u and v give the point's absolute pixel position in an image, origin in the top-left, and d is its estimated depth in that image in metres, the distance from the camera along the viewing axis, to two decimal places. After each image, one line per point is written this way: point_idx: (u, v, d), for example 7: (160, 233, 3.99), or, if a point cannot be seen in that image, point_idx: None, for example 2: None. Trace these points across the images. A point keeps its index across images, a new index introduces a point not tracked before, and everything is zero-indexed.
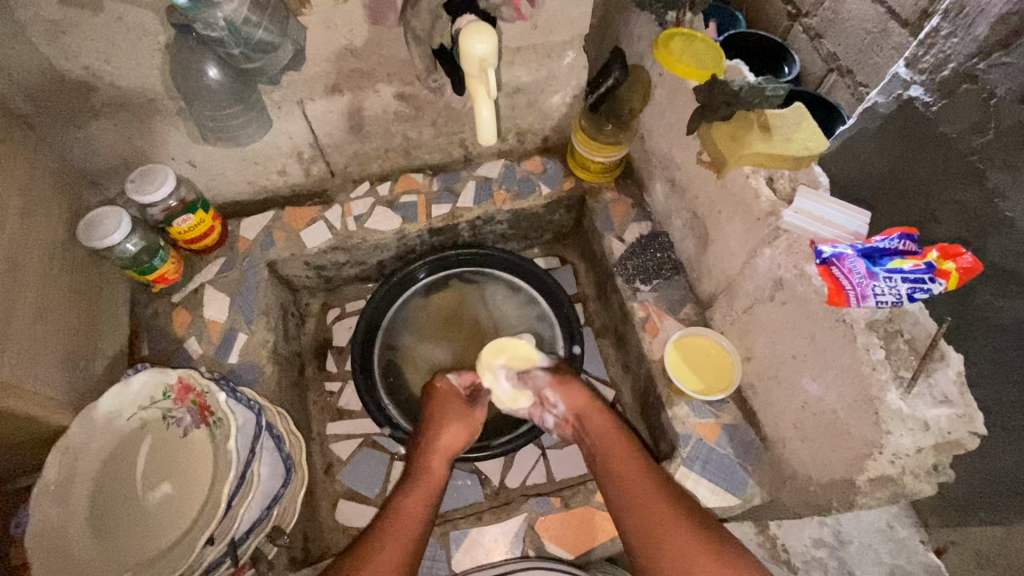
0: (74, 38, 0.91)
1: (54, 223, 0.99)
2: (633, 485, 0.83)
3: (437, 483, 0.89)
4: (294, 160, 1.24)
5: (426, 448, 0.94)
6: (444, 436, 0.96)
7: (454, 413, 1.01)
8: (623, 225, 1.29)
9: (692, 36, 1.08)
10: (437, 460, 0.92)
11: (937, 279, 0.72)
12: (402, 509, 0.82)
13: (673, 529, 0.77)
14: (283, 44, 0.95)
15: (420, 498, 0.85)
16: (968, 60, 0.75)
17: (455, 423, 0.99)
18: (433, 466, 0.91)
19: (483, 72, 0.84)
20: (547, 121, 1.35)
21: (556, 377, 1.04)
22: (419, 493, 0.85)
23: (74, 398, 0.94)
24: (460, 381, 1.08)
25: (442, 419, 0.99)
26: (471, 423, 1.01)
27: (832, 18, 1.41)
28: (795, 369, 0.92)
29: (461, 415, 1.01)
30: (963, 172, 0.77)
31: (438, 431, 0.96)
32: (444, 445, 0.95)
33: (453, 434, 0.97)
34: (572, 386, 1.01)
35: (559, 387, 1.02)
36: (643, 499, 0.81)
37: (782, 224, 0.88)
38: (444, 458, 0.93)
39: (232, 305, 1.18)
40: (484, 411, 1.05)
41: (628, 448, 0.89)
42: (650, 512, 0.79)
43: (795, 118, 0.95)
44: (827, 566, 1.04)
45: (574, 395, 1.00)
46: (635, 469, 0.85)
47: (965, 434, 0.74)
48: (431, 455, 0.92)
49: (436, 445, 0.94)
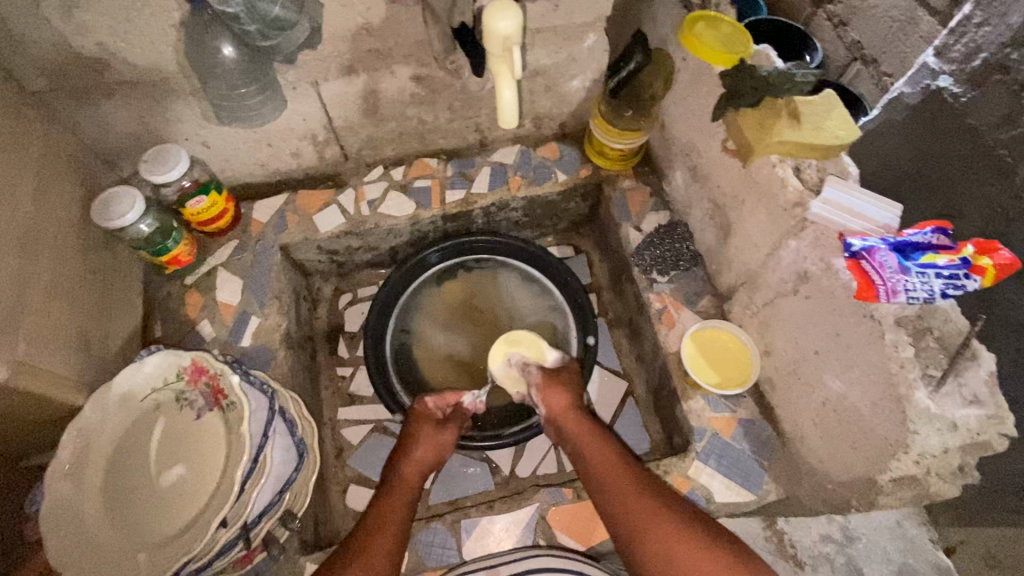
0: (87, 13, 0.89)
1: (67, 202, 0.98)
2: (620, 487, 0.82)
3: (411, 493, 0.86)
4: (308, 143, 1.23)
5: (397, 459, 0.91)
6: (416, 452, 0.92)
7: (427, 430, 0.95)
8: (640, 214, 1.26)
9: (717, 19, 1.04)
10: (411, 470, 0.89)
11: (972, 275, 0.69)
12: (378, 512, 0.82)
13: (660, 529, 0.75)
14: (299, 21, 0.93)
15: (399, 507, 0.83)
16: (1001, 50, 0.78)
17: (427, 438, 0.94)
18: (407, 477, 0.88)
19: (508, 51, 0.82)
20: (564, 105, 1.32)
21: (546, 381, 1.01)
22: (398, 502, 0.84)
23: (87, 377, 0.94)
24: (436, 399, 1.02)
25: (414, 432, 0.95)
26: (442, 438, 0.95)
27: (858, 5, 1.36)
28: (817, 365, 0.89)
29: (432, 431, 0.95)
30: (992, 165, 0.79)
31: (411, 443, 0.93)
32: (419, 458, 0.91)
33: (426, 448, 0.93)
34: (557, 392, 0.99)
35: (548, 393, 0.99)
36: (630, 498, 0.80)
37: (809, 215, 0.85)
38: (417, 467, 0.90)
39: (245, 288, 1.17)
40: (456, 428, 0.98)
41: (611, 454, 0.87)
42: (639, 511, 0.78)
43: (826, 106, 0.91)
44: (835, 564, 0.93)
45: (562, 402, 0.97)
46: (620, 472, 0.84)
47: (994, 435, 0.72)
48: (405, 465, 0.89)
49: (410, 457, 0.91)
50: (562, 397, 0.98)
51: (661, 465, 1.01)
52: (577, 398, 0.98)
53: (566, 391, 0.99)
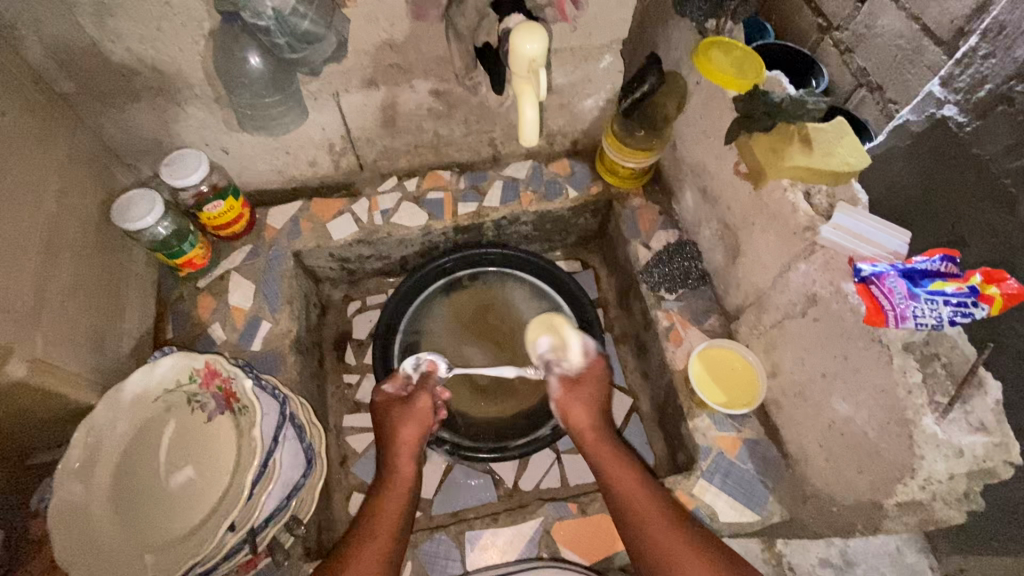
0: (119, 21, 0.91)
1: (88, 203, 1.00)
2: (633, 499, 0.82)
3: (409, 483, 0.86)
4: (325, 152, 1.25)
5: (387, 449, 0.89)
6: (402, 436, 0.90)
7: (405, 412, 0.93)
8: (650, 232, 1.28)
9: (731, 44, 1.06)
10: (405, 460, 0.88)
11: (980, 303, 0.71)
12: (377, 511, 0.81)
13: (676, 548, 0.76)
14: (327, 36, 0.95)
15: (396, 505, 0.82)
16: (1007, 81, 0.81)
17: (410, 420, 0.92)
18: (401, 468, 0.87)
19: (532, 73, 0.84)
20: (578, 123, 1.35)
21: (568, 388, 0.95)
22: (395, 498, 0.83)
23: (101, 377, 0.94)
24: (392, 384, 0.99)
25: (391, 420, 0.93)
26: (423, 414, 0.93)
27: (864, 32, 1.39)
28: (824, 388, 0.90)
29: (410, 411, 0.93)
30: (996, 195, 0.83)
31: (393, 431, 0.91)
32: (407, 441, 0.89)
33: (411, 428, 0.91)
34: (575, 402, 0.94)
35: (570, 402, 0.94)
36: (642, 510, 0.80)
37: (820, 240, 0.87)
38: (411, 451, 0.89)
39: (257, 293, 1.18)
40: (428, 397, 0.95)
41: (622, 468, 0.86)
42: (651, 534, 0.78)
43: (837, 133, 0.93)
44: None
45: (584, 410, 0.93)
46: (634, 487, 0.83)
47: (1000, 464, 0.73)
48: (397, 455, 0.88)
49: (397, 445, 0.89)
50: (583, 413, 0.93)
51: (665, 481, 1.02)
52: (593, 406, 0.94)
53: (585, 399, 0.94)
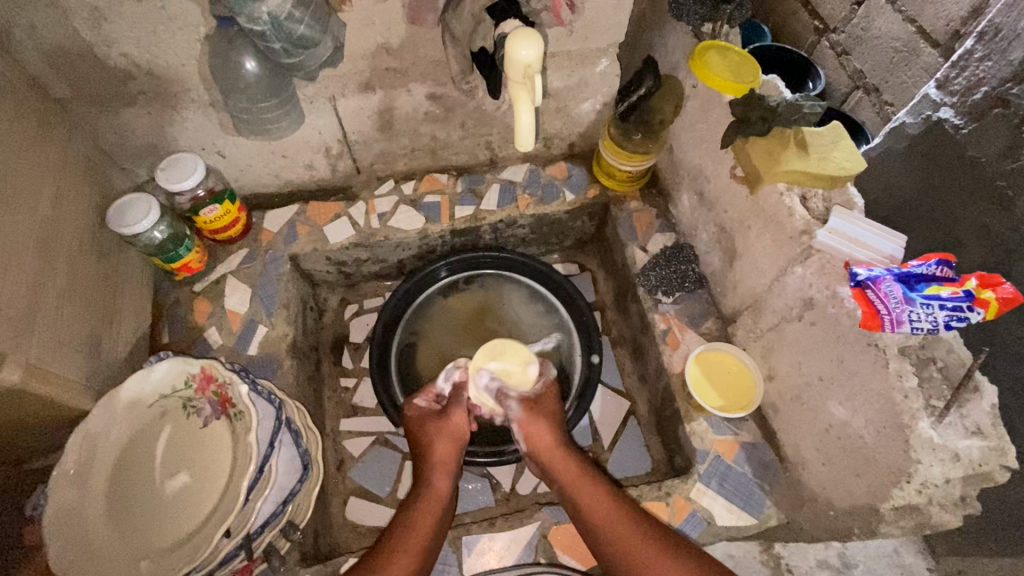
0: (115, 26, 0.91)
1: (84, 208, 0.99)
2: (603, 517, 0.81)
3: (444, 500, 0.86)
4: (322, 156, 1.25)
5: (424, 465, 0.89)
6: (437, 451, 0.90)
7: (443, 427, 0.92)
8: (647, 235, 1.28)
9: (726, 48, 1.07)
10: (441, 476, 0.88)
11: (975, 308, 0.71)
12: (408, 525, 0.80)
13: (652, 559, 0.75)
14: (323, 40, 0.95)
15: (430, 520, 0.81)
16: (1002, 84, 0.81)
17: (444, 436, 0.91)
18: (437, 484, 0.86)
19: (528, 78, 0.84)
20: (576, 127, 1.35)
21: (528, 412, 0.90)
22: (429, 513, 0.82)
23: (96, 383, 0.94)
24: (426, 399, 0.96)
25: (427, 434, 0.92)
26: (460, 430, 0.92)
27: (860, 34, 1.39)
28: (821, 393, 0.90)
29: (444, 426, 0.92)
30: (991, 197, 0.83)
31: (431, 446, 0.90)
32: (441, 458, 0.89)
33: (445, 444, 0.90)
34: (540, 425, 0.90)
35: (533, 424, 0.90)
36: (613, 528, 0.79)
37: (815, 244, 0.87)
38: (446, 469, 0.88)
39: (254, 297, 1.18)
40: (462, 412, 0.94)
41: (591, 486, 0.85)
42: (625, 548, 0.77)
43: (832, 138, 0.94)
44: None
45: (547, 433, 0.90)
46: (603, 505, 0.82)
47: (997, 468, 0.73)
48: (433, 470, 0.88)
49: (433, 460, 0.89)
50: (547, 431, 0.90)
51: (663, 485, 1.02)
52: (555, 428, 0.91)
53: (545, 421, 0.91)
